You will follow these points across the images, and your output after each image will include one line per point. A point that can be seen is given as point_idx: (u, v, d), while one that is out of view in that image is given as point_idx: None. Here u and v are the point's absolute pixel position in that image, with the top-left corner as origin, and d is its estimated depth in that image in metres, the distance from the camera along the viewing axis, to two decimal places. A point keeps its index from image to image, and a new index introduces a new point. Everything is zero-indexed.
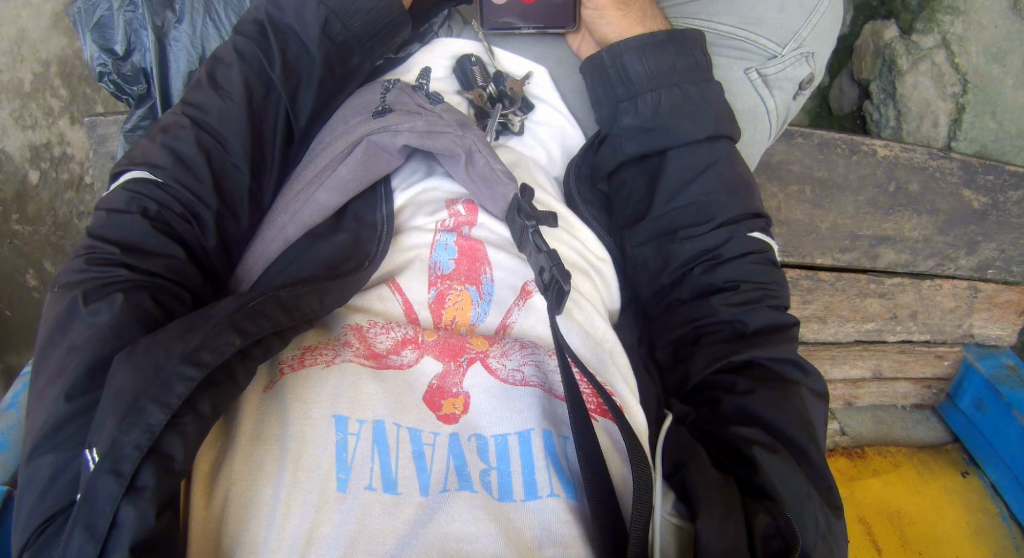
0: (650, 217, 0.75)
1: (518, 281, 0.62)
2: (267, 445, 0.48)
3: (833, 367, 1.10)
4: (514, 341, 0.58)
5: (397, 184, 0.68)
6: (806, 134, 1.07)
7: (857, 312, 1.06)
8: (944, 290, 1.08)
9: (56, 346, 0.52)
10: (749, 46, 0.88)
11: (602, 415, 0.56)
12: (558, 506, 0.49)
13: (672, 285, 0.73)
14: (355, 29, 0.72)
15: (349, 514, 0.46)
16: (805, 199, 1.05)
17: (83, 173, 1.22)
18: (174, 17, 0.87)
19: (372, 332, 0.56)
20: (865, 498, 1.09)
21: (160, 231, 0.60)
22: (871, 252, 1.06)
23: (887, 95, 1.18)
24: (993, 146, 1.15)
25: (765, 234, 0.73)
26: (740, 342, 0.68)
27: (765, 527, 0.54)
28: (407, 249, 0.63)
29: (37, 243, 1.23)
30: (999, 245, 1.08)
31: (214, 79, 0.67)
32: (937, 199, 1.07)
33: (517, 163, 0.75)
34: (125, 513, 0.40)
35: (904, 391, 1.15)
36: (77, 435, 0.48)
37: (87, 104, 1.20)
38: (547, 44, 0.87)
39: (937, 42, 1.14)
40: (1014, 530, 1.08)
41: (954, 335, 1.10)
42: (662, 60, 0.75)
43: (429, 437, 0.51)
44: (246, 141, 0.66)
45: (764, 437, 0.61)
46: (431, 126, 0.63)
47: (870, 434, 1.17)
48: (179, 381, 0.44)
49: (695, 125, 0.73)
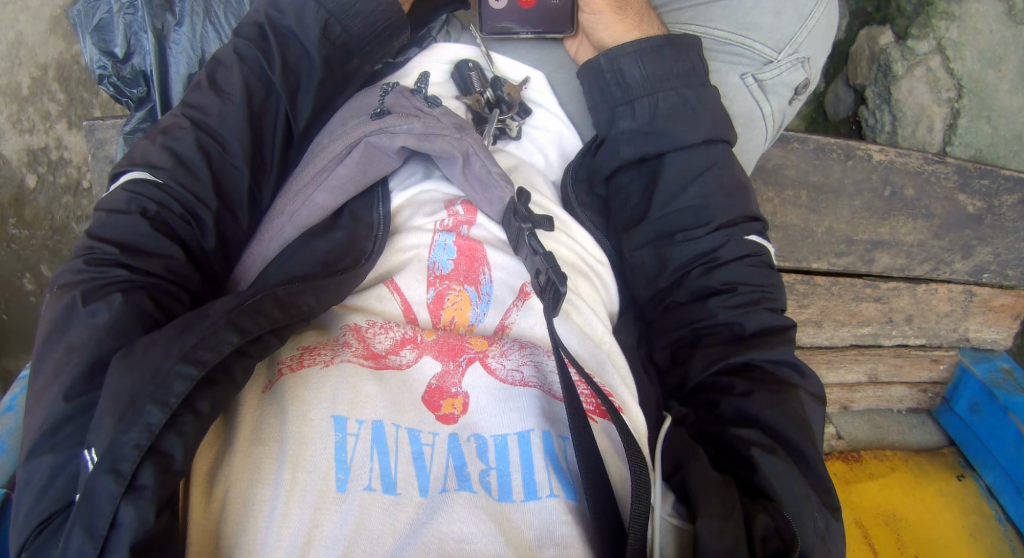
0: (649, 219, 0.75)
1: (517, 282, 0.62)
2: (268, 445, 0.48)
3: (829, 371, 1.11)
4: (513, 341, 0.58)
5: (396, 186, 0.69)
6: (802, 139, 1.07)
7: (854, 316, 1.07)
8: (939, 294, 1.09)
9: (54, 346, 0.52)
10: (745, 51, 0.88)
11: (602, 415, 0.56)
12: (559, 507, 0.49)
13: (670, 287, 0.74)
14: (355, 31, 0.72)
15: (348, 514, 0.46)
16: (802, 205, 1.05)
17: (81, 178, 1.22)
18: (174, 20, 0.88)
19: (371, 332, 0.57)
20: (861, 501, 1.10)
21: (160, 232, 0.60)
22: (867, 255, 1.06)
23: (883, 99, 1.19)
24: (988, 150, 1.16)
25: (762, 238, 0.74)
26: (737, 344, 0.68)
27: (764, 527, 0.54)
28: (405, 248, 0.64)
29: (35, 247, 1.24)
30: (994, 249, 1.09)
31: (214, 81, 0.68)
32: (932, 203, 1.07)
33: (516, 167, 0.75)
34: (125, 513, 0.40)
35: (899, 395, 1.16)
36: (76, 435, 0.48)
37: (86, 108, 1.20)
38: (546, 49, 0.87)
39: (932, 47, 1.15)
40: (1011, 532, 1.07)
41: (949, 340, 1.11)
42: (660, 64, 0.76)
43: (429, 437, 0.51)
44: (246, 143, 0.66)
45: (761, 437, 0.61)
46: (429, 129, 0.64)
47: (866, 437, 1.16)
48: (177, 380, 0.44)
49: (693, 129, 0.74)
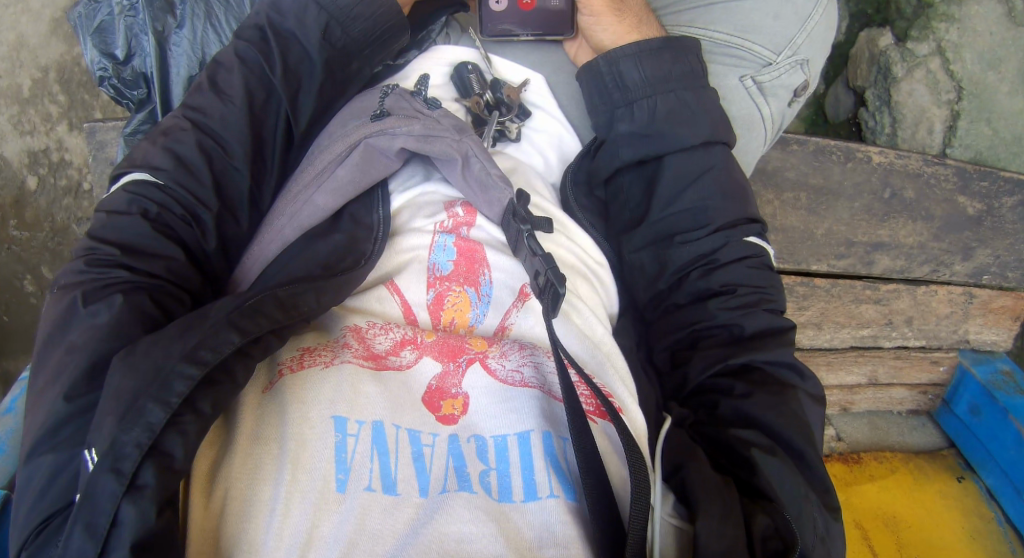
0: (649, 221, 0.75)
1: (516, 283, 0.63)
2: (268, 445, 0.48)
3: (828, 374, 1.11)
4: (513, 342, 0.58)
5: (396, 188, 0.70)
6: (802, 141, 1.07)
7: (853, 318, 1.07)
8: (939, 296, 1.10)
9: (56, 346, 0.52)
10: (744, 54, 0.89)
11: (601, 416, 0.56)
12: (558, 507, 0.49)
13: (670, 289, 0.74)
14: (355, 34, 0.73)
15: (348, 514, 0.46)
16: (801, 207, 1.06)
17: (81, 180, 1.23)
18: (175, 22, 0.88)
19: (371, 333, 0.57)
20: (861, 503, 1.10)
21: (160, 232, 0.60)
22: (866, 257, 1.07)
23: (883, 101, 1.19)
24: (988, 152, 1.16)
25: (761, 240, 0.74)
26: (736, 345, 0.68)
27: (763, 528, 0.54)
28: (405, 250, 0.64)
29: (36, 249, 1.24)
30: (994, 250, 1.09)
31: (215, 82, 0.68)
32: (932, 205, 1.08)
33: (514, 169, 0.75)
34: (125, 512, 0.40)
35: (899, 397, 1.16)
36: (77, 435, 0.48)
37: (86, 110, 1.20)
38: (546, 51, 0.87)
39: (932, 50, 1.15)
40: (1010, 534, 1.07)
41: (950, 341, 1.11)
42: (658, 66, 0.76)
43: (429, 438, 0.51)
44: (247, 146, 0.67)
45: (761, 438, 0.61)
46: (429, 130, 0.64)
47: (866, 439, 1.17)
48: (178, 381, 0.44)
49: (691, 132, 0.74)
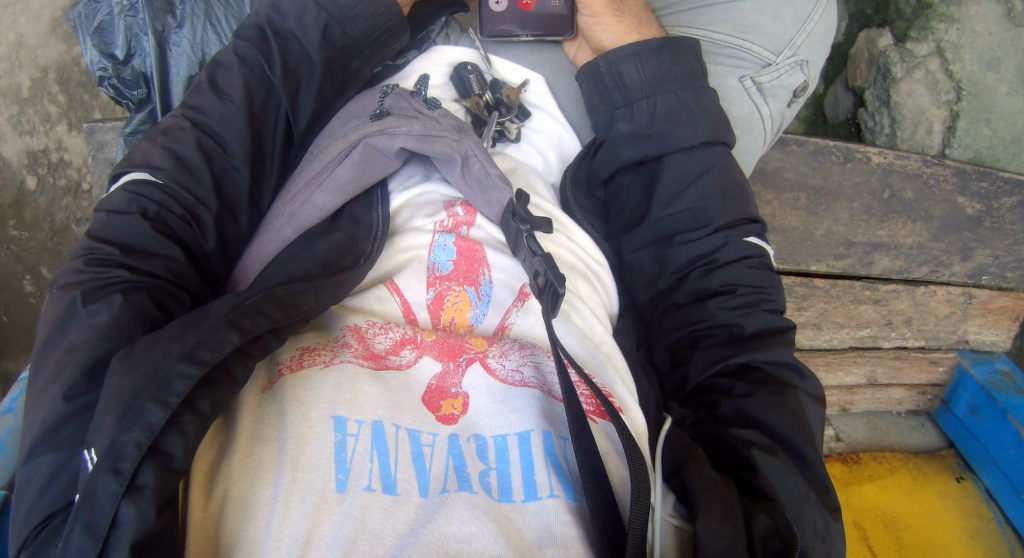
0: (648, 221, 0.75)
1: (516, 283, 0.63)
2: (267, 445, 0.48)
3: (827, 374, 1.11)
4: (513, 342, 0.58)
5: (395, 187, 0.70)
6: (801, 142, 1.07)
7: (853, 318, 1.07)
8: (938, 296, 1.10)
9: (55, 346, 0.52)
10: (743, 55, 0.89)
11: (601, 416, 0.56)
12: (559, 507, 0.49)
13: (670, 289, 0.74)
14: (354, 34, 0.72)
15: (348, 514, 0.46)
16: (801, 207, 1.06)
17: (80, 180, 1.22)
18: (175, 22, 0.88)
19: (371, 332, 0.57)
20: (860, 503, 1.10)
21: (159, 232, 0.60)
22: (866, 258, 1.07)
23: (882, 102, 1.19)
24: (988, 152, 1.16)
25: (761, 240, 0.74)
26: (736, 345, 0.68)
27: (763, 528, 0.54)
28: (405, 250, 0.64)
29: (36, 249, 1.24)
30: (993, 251, 1.09)
31: (214, 82, 0.68)
32: (931, 205, 1.08)
33: (514, 169, 0.76)
34: (125, 512, 0.40)
35: (898, 397, 1.16)
36: (77, 435, 0.48)
37: (86, 110, 1.20)
38: (545, 51, 0.87)
39: (931, 50, 1.15)
40: (1009, 534, 1.07)
41: (949, 342, 1.11)
42: (657, 67, 0.76)
43: (428, 437, 0.51)
44: (247, 146, 0.66)
45: (761, 438, 0.61)
46: (428, 130, 0.64)
47: (865, 439, 1.17)
48: (177, 381, 0.44)
49: (691, 132, 0.74)
